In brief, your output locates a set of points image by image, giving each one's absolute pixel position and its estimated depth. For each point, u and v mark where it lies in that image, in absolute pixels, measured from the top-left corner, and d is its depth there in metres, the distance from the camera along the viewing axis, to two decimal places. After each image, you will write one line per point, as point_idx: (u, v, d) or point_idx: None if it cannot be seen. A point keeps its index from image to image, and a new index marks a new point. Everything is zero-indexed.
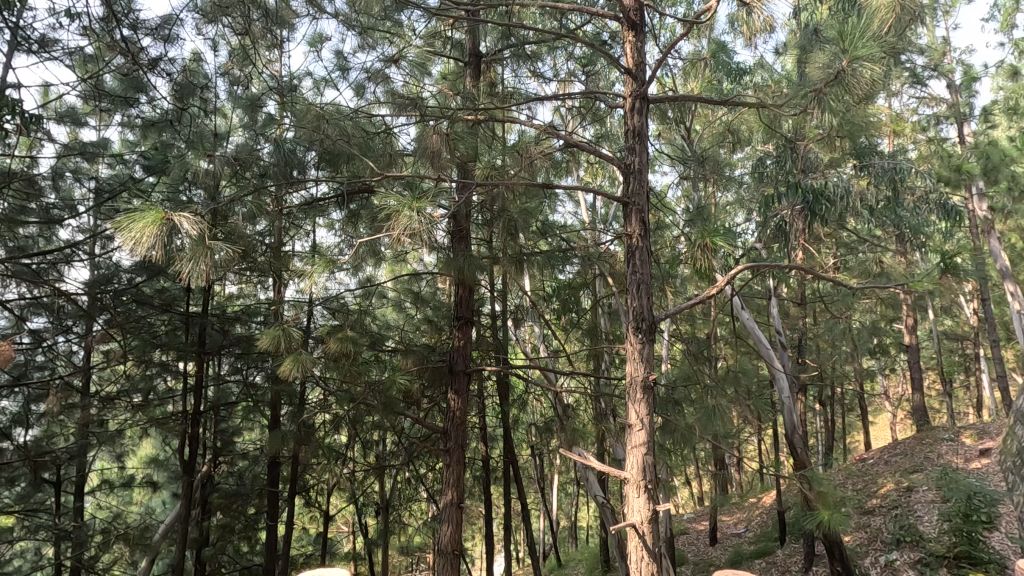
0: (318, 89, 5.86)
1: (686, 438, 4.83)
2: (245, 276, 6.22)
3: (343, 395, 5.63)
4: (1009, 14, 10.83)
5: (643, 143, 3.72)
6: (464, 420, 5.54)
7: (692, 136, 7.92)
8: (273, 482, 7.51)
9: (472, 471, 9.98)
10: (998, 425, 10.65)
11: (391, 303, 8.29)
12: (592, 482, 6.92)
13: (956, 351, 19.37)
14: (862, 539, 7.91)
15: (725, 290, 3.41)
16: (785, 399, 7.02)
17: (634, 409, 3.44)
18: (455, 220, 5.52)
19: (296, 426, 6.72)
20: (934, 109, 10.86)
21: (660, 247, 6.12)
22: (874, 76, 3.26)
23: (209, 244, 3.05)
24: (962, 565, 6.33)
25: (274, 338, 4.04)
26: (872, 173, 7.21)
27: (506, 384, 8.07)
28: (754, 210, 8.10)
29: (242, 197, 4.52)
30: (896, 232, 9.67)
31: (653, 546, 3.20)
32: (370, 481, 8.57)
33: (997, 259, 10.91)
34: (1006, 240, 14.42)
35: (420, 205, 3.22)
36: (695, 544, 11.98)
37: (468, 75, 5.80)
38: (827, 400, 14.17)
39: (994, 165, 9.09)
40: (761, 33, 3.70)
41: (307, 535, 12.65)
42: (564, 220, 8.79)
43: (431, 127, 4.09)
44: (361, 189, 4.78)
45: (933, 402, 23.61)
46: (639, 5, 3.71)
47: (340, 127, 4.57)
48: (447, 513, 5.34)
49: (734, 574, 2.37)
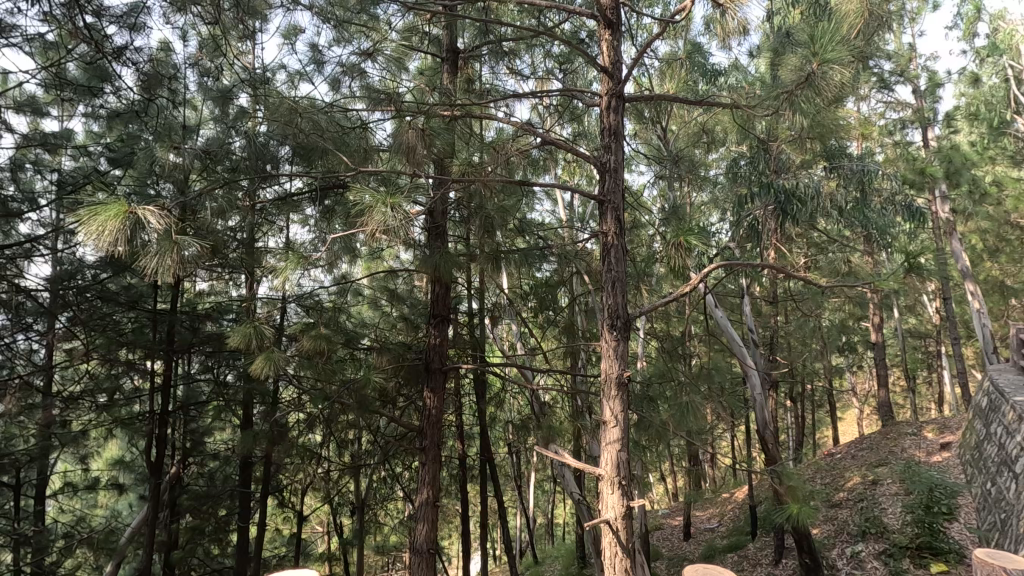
0: (292, 83, 5.73)
1: (660, 435, 4.88)
2: (216, 272, 6.09)
3: (318, 395, 5.64)
4: (971, 23, 11.22)
5: (619, 142, 3.73)
6: (440, 418, 5.51)
7: (668, 136, 7.98)
8: (244, 483, 7.35)
9: (449, 470, 9.94)
10: (959, 420, 11.05)
11: (367, 301, 8.19)
12: (569, 479, 6.94)
13: (920, 348, 20.01)
14: (829, 531, 8.12)
15: (699, 288, 3.43)
16: (757, 396, 7.14)
17: (608, 405, 3.48)
18: (433, 216, 5.48)
19: (268, 425, 6.60)
20: (901, 114, 11.20)
21: (636, 246, 6.15)
22: (843, 80, 3.32)
23: (177, 239, 2.96)
24: (924, 555, 6.52)
25: (245, 336, 3.94)
26: (841, 174, 7.41)
27: (483, 382, 8.04)
28: (729, 210, 8.20)
29: (213, 191, 4.41)
30: (863, 233, 9.93)
31: (626, 541, 3.23)
32: (345, 481, 8.47)
33: (959, 259, 11.27)
34: (966, 241, 14.98)
35: (394, 200, 3.18)
36: (669, 540, 12.13)
37: (446, 72, 5.71)
38: (798, 397, 14.53)
39: (956, 168, 9.43)
40: (735, 36, 3.75)
41: (281, 536, 12.49)
42: (542, 218, 8.81)
43: (407, 122, 4.03)
44: (336, 184, 4.70)
45: (898, 397, 24.37)
46: (615, 4, 3.71)
47: (314, 121, 4.46)
48: (423, 512, 5.31)
49: (705, 567, 2.39)
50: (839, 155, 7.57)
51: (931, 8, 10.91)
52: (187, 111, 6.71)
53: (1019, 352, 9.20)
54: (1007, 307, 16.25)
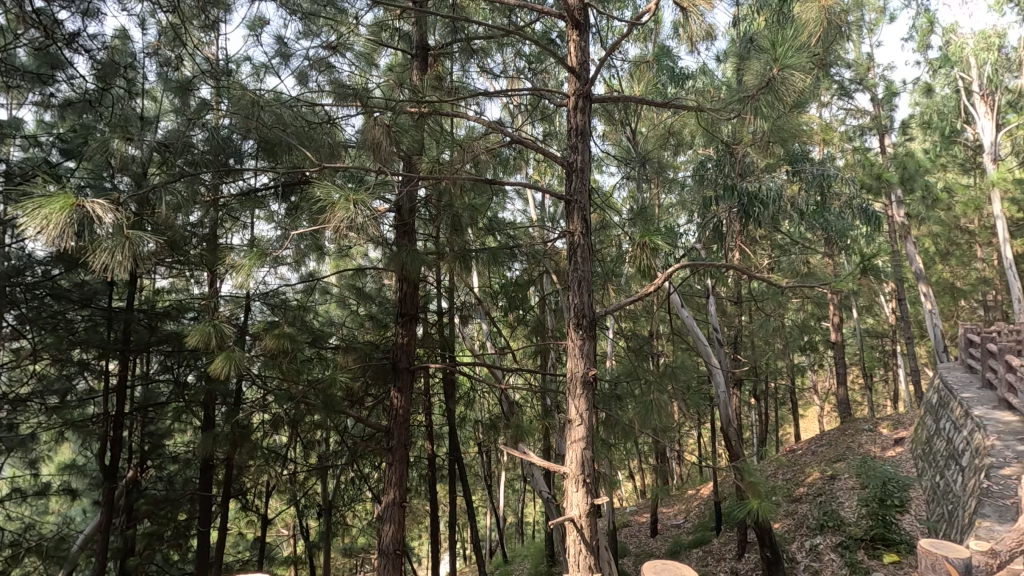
0: (256, 76, 5.57)
1: (626, 433, 4.91)
2: (177, 267, 5.87)
3: (282, 395, 5.53)
4: (925, 35, 11.71)
5: (586, 142, 3.75)
6: (408, 419, 5.43)
7: (637, 137, 8.07)
8: (204, 487, 7.10)
9: (419, 470, 9.86)
10: (912, 416, 11.51)
11: (334, 299, 8.05)
12: (538, 478, 6.95)
13: (877, 346, 20.76)
14: (790, 526, 8.36)
15: (663, 288, 3.47)
16: (722, 394, 7.25)
17: (574, 404, 3.49)
18: (401, 213, 5.40)
19: (230, 427, 6.39)
20: (860, 122, 11.61)
21: (605, 246, 6.20)
22: (803, 85, 3.41)
23: (130, 234, 2.82)
24: (878, 546, 6.73)
25: (204, 335, 3.75)
26: (803, 178, 7.63)
27: (451, 382, 7.97)
28: (696, 212, 8.34)
29: (171, 185, 4.22)
30: (824, 236, 10.26)
31: (591, 539, 3.26)
32: (313, 482, 8.29)
33: (914, 262, 11.68)
34: (919, 245, 15.66)
35: (360, 197, 3.09)
36: (636, 536, 12.28)
37: (415, 68, 5.56)
38: (761, 394, 14.93)
39: (910, 174, 9.87)
40: (702, 40, 3.76)
41: (244, 540, 12.16)
42: (513, 218, 8.82)
43: (373, 119, 3.95)
44: (300, 180, 4.61)
45: (857, 395, 25.27)
46: (583, 4, 3.73)
47: (277, 114, 4.34)
48: (390, 514, 5.23)
49: (654, 561, 2.28)
50: (803, 159, 7.77)
51: (889, 19, 11.32)
52: (146, 102, 6.48)
53: (966, 351, 9.64)
54: (956, 308, 17.07)
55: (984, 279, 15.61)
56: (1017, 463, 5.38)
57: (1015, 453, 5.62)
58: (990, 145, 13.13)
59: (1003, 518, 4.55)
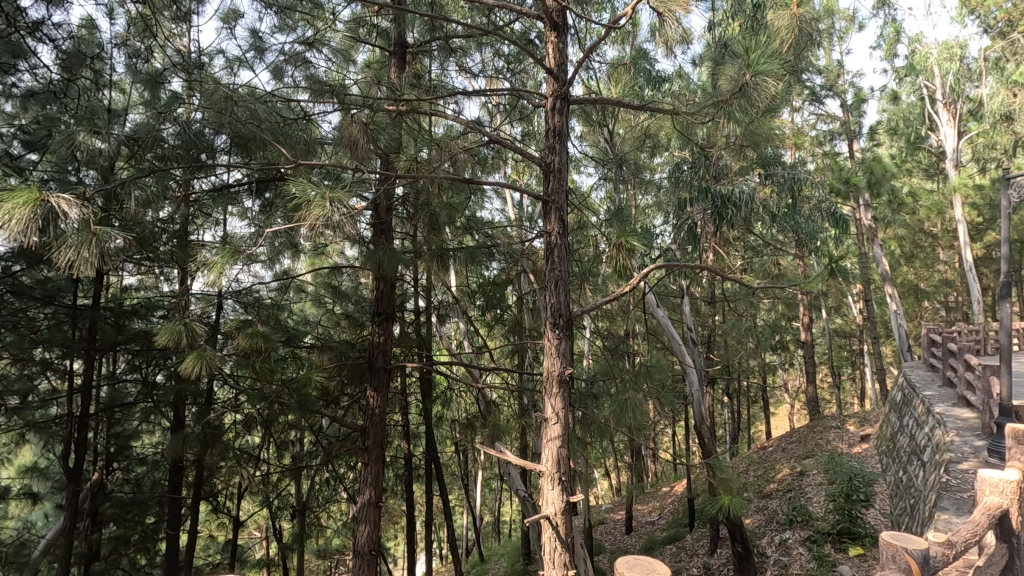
0: (230, 69, 5.45)
1: (602, 431, 4.95)
2: (145, 264, 5.71)
3: (255, 394, 5.43)
4: (892, 44, 12.08)
5: (563, 143, 3.77)
6: (384, 418, 5.39)
7: (615, 138, 8.15)
8: (173, 489, 6.94)
9: (395, 470, 9.79)
10: (877, 414, 11.88)
11: (310, 297, 7.94)
12: (515, 477, 6.96)
13: (845, 346, 21.35)
14: (760, 521, 8.57)
15: (639, 288, 3.50)
16: (695, 393, 7.37)
17: (550, 403, 3.51)
18: (378, 211, 5.35)
19: (201, 427, 6.24)
20: (831, 126, 11.93)
21: (582, 246, 6.25)
22: (775, 90, 3.49)
23: (96, 231, 2.74)
24: (844, 540, 6.92)
25: (174, 334, 3.66)
26: (775, 182, 7.81)
27: (428, 381, 7.93)
28: (671, 213, 8.46)
29: (140, 179, 4.10)
30: (794, 238, 10.52)
31: (566, 536, 3.29)
32: (286, 483, 8.17)
33: (880, 264, 12.01)
34: (886, 247, 16.18)
35: (336, 195, 3.06)
36: (611, 534, 12.43)
37: (393, 66, 5.47)
38: (734, 393, 15.23)
39: (877, 178, 10.17)
40: (678, 43, 3.80)
41: (215, 543, 11.90)
42: (491, 217, 8.83)
43: (350, 116, 3.90)
44: (275, 177, 4.55)
45: (825, 393, 25.97)
46: (561, 6, 3.75)
47: (251, 110, 4.25)
48: (365, 513, 5.20)
49: (625, 555, 2.30)
50: (774, 163, 7.95)
51: (858, 27, 11.64)
52: (113, 93, 6.30)
53: (928, 350, 10.00)
54: (919, 309, 17.70)
55: (946, 281, 16.21)
56: (973, 458, 5.60)
57: (973, 448, 5.84)
58: (951, 151, 13.60)
59: (960, 511, 4.69)
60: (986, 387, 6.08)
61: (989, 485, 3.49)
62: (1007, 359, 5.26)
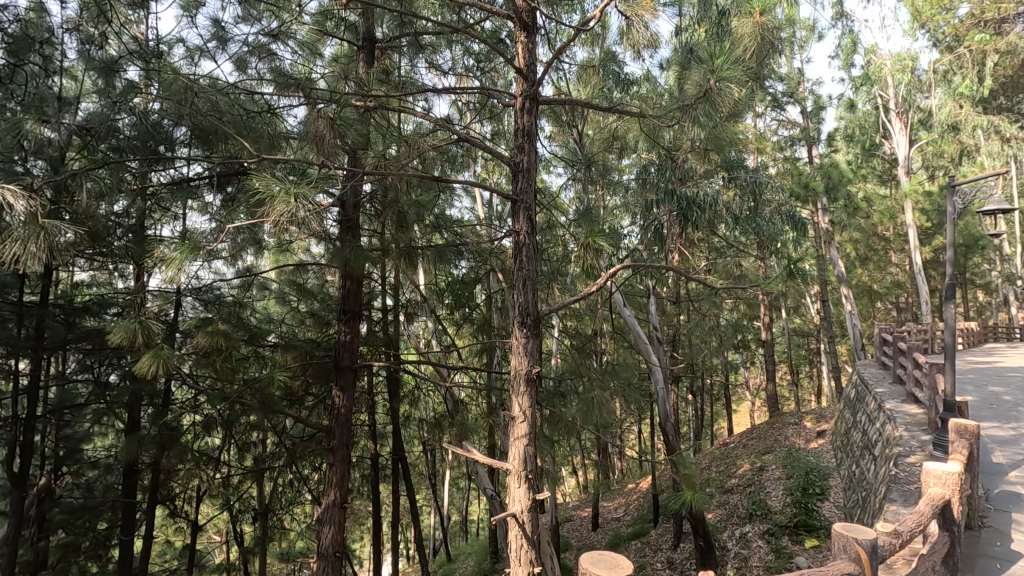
0: (190, 59, 5.25)
1: (569, 429, 4.99)
2: (99, 259, 5.46)
3: (216, 395, 5.28)
4: (849, 54, 12.53)
5: (532, 144, 3.79)
6: (350, 418, 5.32)
7: (584, 139, 8.22)
8: (128, 493, 6.69)
9: (361, 471, 9.66)
10: (832, 410, 12.35)
11: (274, 295, 7.75)
12: (483, 476, 6.96)
13: (803, 345, 22.09)
14: (722, 515, 8.82)
15: (605, 288, 3.53)
16: (660, 391, 7.50)
17: (517, 402, 3.53)
18: (345, 209, 5.26)
19: (158, 429, 6.02)
20: (791, 132, 12.31)
21: (551, 246, 6.27)
22: (737, 96, 3.58)
23: (45, 225, 2.62)
24: (800, 532, 7.16)
25: (129, 332, 3.53)
26: (738, 185, 8.01)
27: (395, 380, 7.85)
28: (638, 214, 8.59)
29: (93, 171, 3.94)
30: (757, 240, 10.82)
31: (532, 534, 3.32)
32: (248, 485, 7.96)
33: (837, 266, 12.43)
34: (842, 249, 16.81)
35: (301, 191, 2.99)
36: (578, 530, 12.56)
37: (361, 61, 5.39)
38: (697, 391, 15.59)
39: (834, 183, 10.54)
40: (645, 47, 3.86)
41: (172, 548, 11.51)
42: (461, 215, 8.80)
43: (317, 111, 3.82)
44: (238, 171, 4.42)
45: (784, 390, 26.83)
46: (531, 7, 3.76)
47: (212, 102, 4.12)
48: (330, 515, 5.12)
49: (590, 551, 2.33)
50: (738, 167, 8.16)
51: (817, 37, 12.03)
52: (65, 80, 6.01)
53: (880, 349, 10.41)
54: (873, 309, 18.44)
55: (897, 283, 16.93)
56: (920, 452, 5.87)
57: (919, 442, 6.13)
58: (903, 159, 14.16)
59: (907, 502, 4.86)
60: (932, 383, 6.38)
61: (933, 478, 3.78)
62: (952, 357, 5.54)
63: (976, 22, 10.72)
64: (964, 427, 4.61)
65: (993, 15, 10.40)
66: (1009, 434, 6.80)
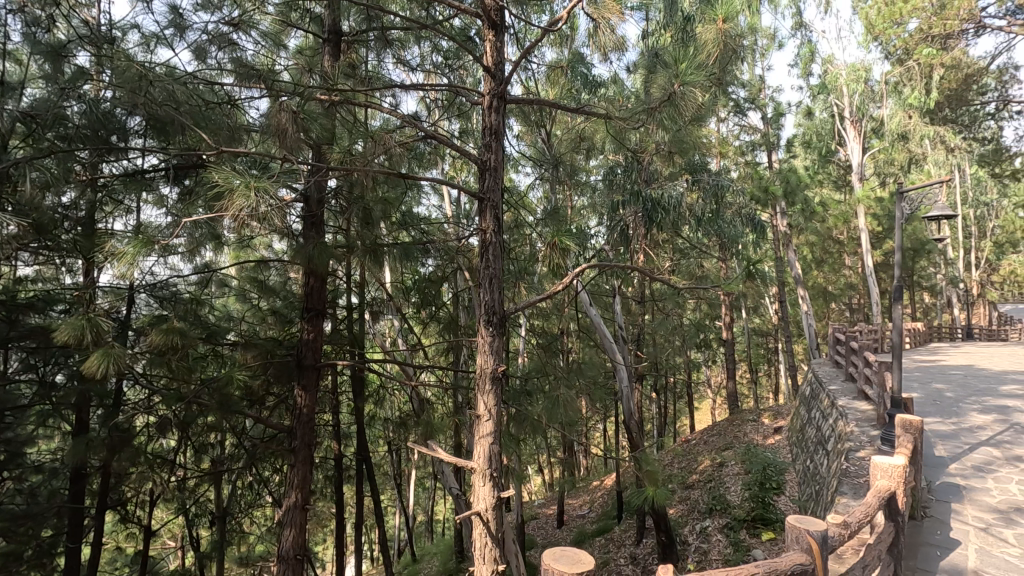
0: (146, 46, 5.02)
1: (534, 427, 5.01)
2: (44, 254, 5.18)
3: (171, 395, 5.09)
4: (807, 62, 12.99)
5: (499, 142, 3.79)
6: (312, 418, 5.21)
7: (552, 139, 8.27)
8: (75, 499, 6.38)
9: (324, 472, 9.48)
10: (788, 407, 12.79)
11: (233, 292, 7.52)
12: (449, 475, 6.94)
13: (762, 345, 22.79)
14: (683, 510, 9.02)
15: (571, 287, 3.56)
16: (625, 389, 7.61)
17: (482, 400, 3.53)
18: (309, 204, 5.14)
19: (108, 431, 5.76)
20: (752, 137, 12.67)
21: (519, 245, 6.29)
22: (699, 100, 3.68)
23: None
24: (758, 525, 7.37)
25: (77, 330, 3.38)
26: (701, 187, 8.20)
27: (360, 379, 7.74)
28: (605, 215, 8.70)
29: (39, 161, 3.75)
30: (718, 242, 11.11)
31: (496, 531, 3.33)
32: (205, 488, 7.71)
33: (794, 268, 12.86)
34: (799, 252, 17.40)
35: (261, 185, 2.90)
36: (544, 528, 12.65)
37: (326, 54, 5.14)
38: (661, 389, 15.90)
39: (792, 187, 10.93)
40: (612, 50, 3.92)
41: (122, 556, 11.04)
42: (428, 213, 8.74)
43: (279, 103, 3.71)
44: (195, 164, 4.27)
45: (743, 388, 27.62)
46: (499, 6, 3.76)
47: (169, 91, 3.97)
48: (291, 517, 5.01)
49: (549, 548, 2.37)
50: (701, 170, 8.35)
51: (778, 45, 12.42)
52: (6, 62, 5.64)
53: (833, 348, 10.83)
54: (827, 310, 19.15)
55: (850, 285, 17.64)
56: (869, 446, 6.13)
57: (869, 437, 6.41)
58: (857, 165, 14.73)
59: (857, 494, 5.07)
60: (881, 381, 6.66)
61: (880, 470, 3.98)
62: (899, 356, 5.80)
63: (925, 36, 10.93)
64: (909, 422, 4.85)
65: (940, 31, 10.67)
66: (950, 429, 7.18)
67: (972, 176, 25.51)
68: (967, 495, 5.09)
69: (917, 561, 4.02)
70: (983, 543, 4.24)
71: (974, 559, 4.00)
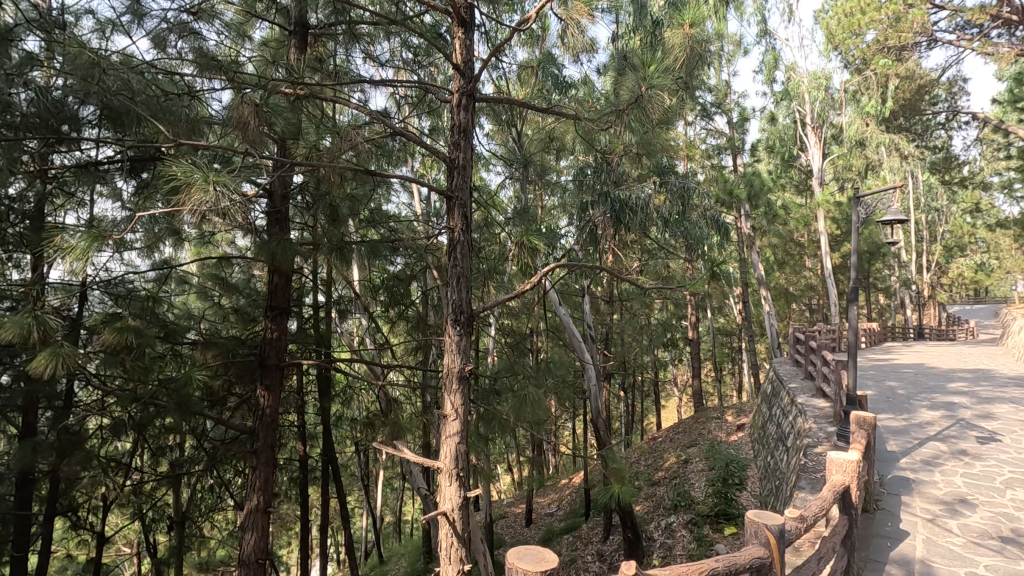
0: (101, 33, 4.80)
1: (501, 426, 5.00)
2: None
3: (125, 396, 4.89)
4: (771, 69, 13.34)
5: (469, 141, 3.77)
6: (276, 419, 5.08)
7: (523, 138, 8.28)
8: (21, 505, 6.06)
9: (288, 474, 9.27)
10: (750, 405, 13.12)
11: (194, 289, 7.28)
12: (416, 476, 6.88)
13: (726, 344, 23.32)
14: (649, 507, 9.16)
15: (539, 287, 3.56)
16: (593, 388, 7.67)
17: (449, 399, 3.50)
18: (273, 200, 5.01)
19: (56, 434, 5.50)
20: (718, 141, 12.96)
21: (488, 244, 6.28)
22: (665, 102, 3.73)
23: None
24: (721, 521, 7.52)
25: (22, 328, 3.22)
26: (668, 189, 8.32)
27: (326, 379, 7.59)
28: (575, 215, 8.77)
29: None
30: (685, 243, 11.33)
31: (462, 531, 3.32)
32: (162, 492, 7.43)
33: (757, 269, 13.20)
34: (762, 254, 17.87)
35: (221, 178, 2.81)
36: (512, 527, 12.67)
37: (293, 46, 5.06)
38: (629, 387, 16.10)
39: (756, 191, 11.25)
40: (582, 51, 3.94)
41: (72, 564, 10.55)
42: (397, 210, 8.64)
43: (241, 95, 3.60)
44: (153, 156, 4.12)
45: (708, 387, 28.19)
46: (469, 3, 3.72)
47: (124, 80, 3.81)
48: (252, 521, 4.88)
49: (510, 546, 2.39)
50: (669, 172, 8.48)
51: (743, 52, 12.72)
52: None
53: (794, 348, 11.15)
54: (788, 310, 19.73)
55: (810, 286, 18.19)
56: (826, 442, 6.35)
57: (826, 434, 6.63)
58: (817, 170, 15.20)
59: (815, 489, 5.24)
60: (838, 380, 6.89)
61: (836, 466, 4.12)
62: (854, 355, 6.01)
63: (881, 47, 11.28)
64: (863, 419, 5.04)
65: (894, 43, 11.04)
66: (901, 425, 7.49)
67: (924, 182, 26.63)
68: (916, 488, 5.32)
69: (869, 553, 4.17)
70: (930, 533, 4.43)
71: (922, 549, 4.18)
